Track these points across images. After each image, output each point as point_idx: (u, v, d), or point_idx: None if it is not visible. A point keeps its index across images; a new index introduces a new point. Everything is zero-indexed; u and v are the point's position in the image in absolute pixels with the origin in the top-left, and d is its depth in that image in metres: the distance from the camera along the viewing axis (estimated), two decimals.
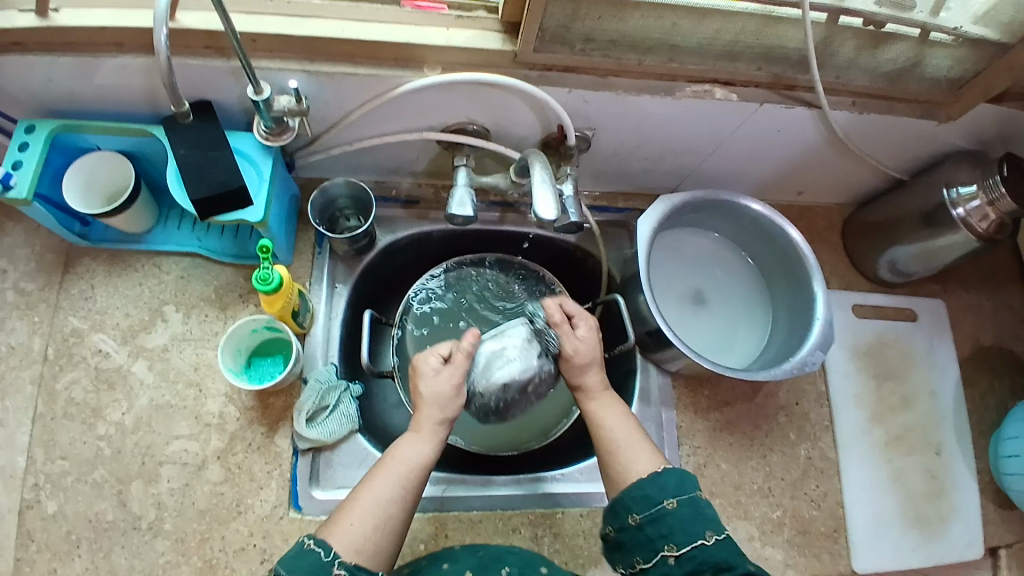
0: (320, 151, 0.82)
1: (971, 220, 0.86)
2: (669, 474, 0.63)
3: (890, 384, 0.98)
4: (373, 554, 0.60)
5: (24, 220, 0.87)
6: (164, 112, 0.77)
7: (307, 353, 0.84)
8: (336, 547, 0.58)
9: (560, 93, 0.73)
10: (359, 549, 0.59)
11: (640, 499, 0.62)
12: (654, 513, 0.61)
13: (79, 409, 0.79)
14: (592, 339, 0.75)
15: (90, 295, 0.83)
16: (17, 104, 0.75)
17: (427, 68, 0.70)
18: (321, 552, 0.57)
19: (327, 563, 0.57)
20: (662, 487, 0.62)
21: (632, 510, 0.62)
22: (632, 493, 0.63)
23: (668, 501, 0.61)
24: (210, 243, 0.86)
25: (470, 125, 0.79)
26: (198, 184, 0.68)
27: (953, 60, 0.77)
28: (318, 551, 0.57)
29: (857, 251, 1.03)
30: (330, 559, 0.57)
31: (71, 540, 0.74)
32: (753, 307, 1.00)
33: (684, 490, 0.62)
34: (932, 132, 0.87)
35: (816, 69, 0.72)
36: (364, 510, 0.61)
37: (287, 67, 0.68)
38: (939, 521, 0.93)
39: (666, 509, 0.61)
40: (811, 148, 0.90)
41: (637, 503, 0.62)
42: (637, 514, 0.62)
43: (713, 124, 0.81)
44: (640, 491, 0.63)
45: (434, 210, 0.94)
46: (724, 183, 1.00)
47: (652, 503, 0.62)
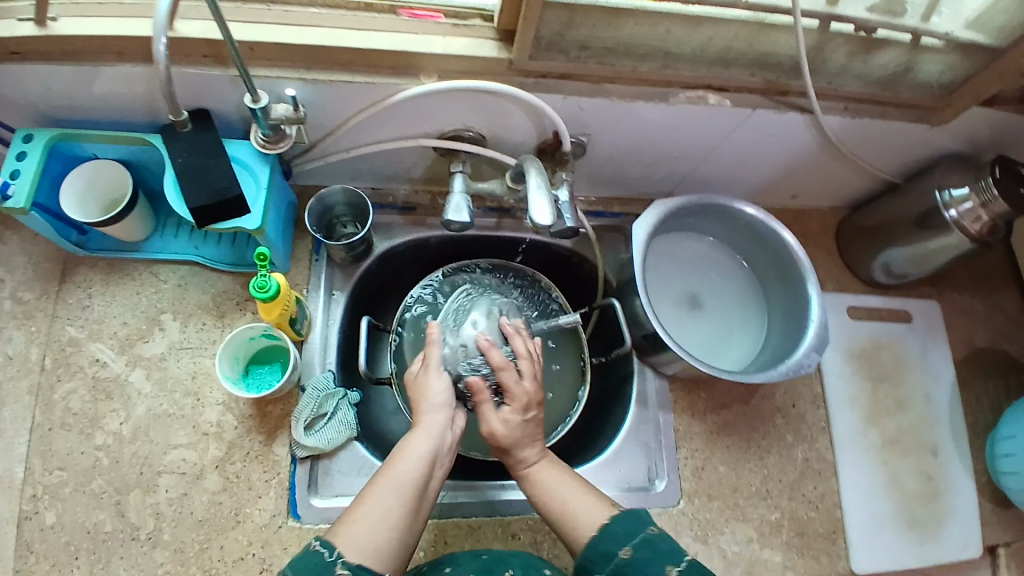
0: (317, 158, 0.83)
1: (964, 222, 0.86)
2: (619, 521, 0.63)
3: (885, 387, 0.99)
4: (380, 555, 0.57)
5: (21, 229, 0.86)
6: (162, 121, 0.77)
7: (304, 359, 0.84)
8: (341, 547, 0.56)
9: (556, 99, 0.73)
10: (364, 548, 0.57)
11: (600, 554, 0.62)
12: (615, 565, 0.61)
13: (76, 420, 0.78)
14: (531, 373, 0.72)
15: (88, 304, 0.83)
16: (14, 112, 0.75)
17: (423, 76, 0.70)
18: (325, 552, 0.55)
19: (330, 563, 0.55)
20: (614, 537, 0.62)
21: (594, 567, 0.62)
22: (588, 551, 0.63)
23: (623, 550, 0.62)
24: (208, 251, 0.86)
25: (466, 131, 0.80)
26: (195, 192, 0.69)
27: (944, 65, 0.78)
28: (322, 552, 0.55)
29: (850, 253, 1.04)
30: (334, 559, 0.55)
31: (69, 551, 0.74)
32: (749, 310, 1.01)
33: (635, 535, 0.62)
34: (923, 136, 0.88)
35: (808, 74, 0.73)
36: (369, 510, 0.59)
37: (285, 75, 0.68)
38: (936, 522, 0.93)
39: (624, 559, 0.61)
40: (805, 153, 0.91)
41: (596, 560, 0.62)
42: (599, 572, 0.62)
43: (708, 130, 0.82)
44: (597, 546, 0.62)
45: (431, 216, 0.94)
46: (719, 187, 1.01)
47: (610, 557, 0.62)
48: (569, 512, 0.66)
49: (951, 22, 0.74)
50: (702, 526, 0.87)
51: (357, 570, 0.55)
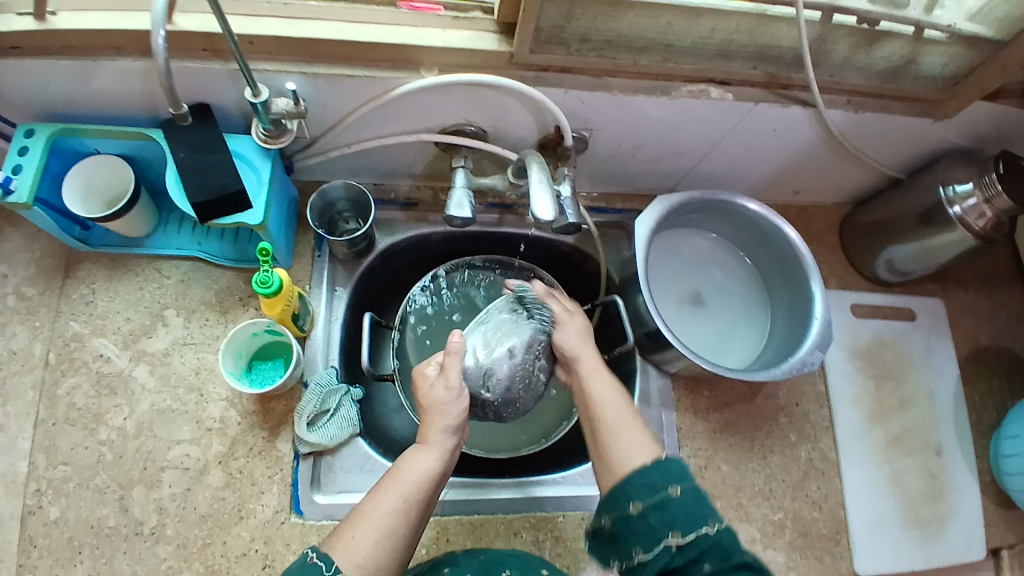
0: (318, 153, 0.83)
1: (967, 218, 0.86)
2: (671, 462, 0.59)
3: (888, 385, 0.98)
4: (375, 570, 0.57)
5: (25, 225, 0.87)
6: (162, 115, 0.77)
7: (307, 355, 0.84)
8: (339, 562, 0.56)
9: (557, 94, 0.73)
10: (361, 564, 0.56)
11: (644, 485, 0.58)
12: (656, 499, 0.56)
13: (81, 415, 0.79)
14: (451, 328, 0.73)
15: (91, 300, 0.84)
16: (17, 108, 0.76)
17: (423, 70, 0.70)
18: (324, 566, 0.55)
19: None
20: (665, 473, 0.58)
21: (633, 497, 0.57)
22: (633, 478, 0.59)
23: (672, 488, 0.57)
24: (210, 247, 0.86)
25: (468, 125, 0.80)
26: (197, 187, 0.69)
27: (948, 57, 0.77)
28: (321, 565, 0.55)
29: (854, 249, 1.04)
30: (333, 574, 0.55)
31: (73, 546, 0.74)
32: (751, 307, 1.00)
33: (686, 479, 0.58)
34: (927, 130, 0.87)
35: (810, 67, 0.72)
36: (370, 526, 0.59)
37: (285, 69, 0.69)
38: (940, 522, 0.92)
39: (670, 495, 0.56)
40: (808, 148, 0.90)
41: (640, 490, 0.57)
42: (638, 502, 0.57)
43: (709, 125, 0.82)
44: (643, 478, 0.58)
45: (434, 213, 0.94)
46: (722, 184, 1.01)
47: (655, 491, 0.57)
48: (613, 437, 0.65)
49: (953, 13, 0.73)
50: None
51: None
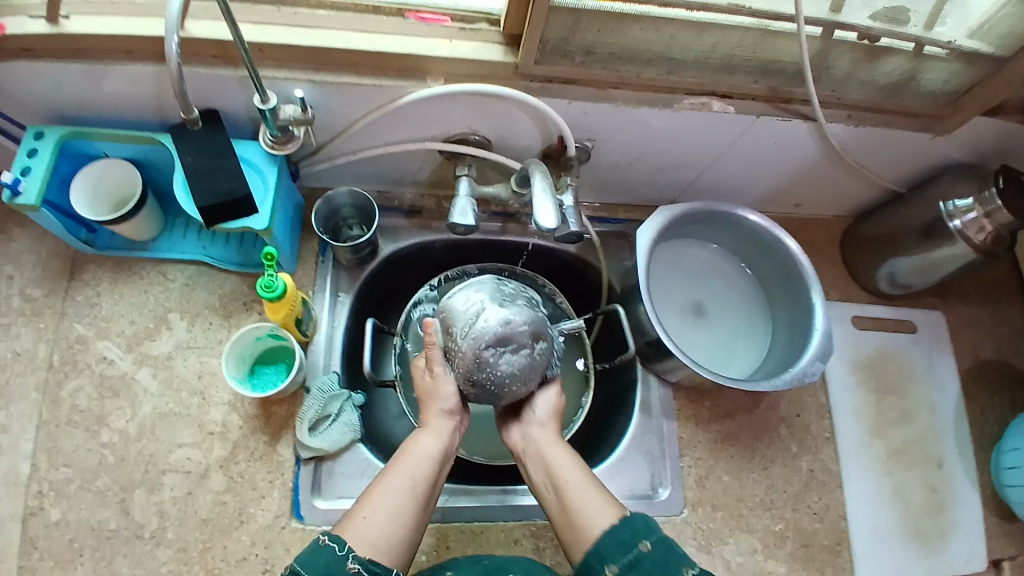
0: (324, 160, 0.84)
1: (968, 232, 0.86)
2: (635, 517, 0.63)
3: (890, 397, 0.98)
4: (387, 549, 0.59)
5: (31, 227, 0.88)
6: (172, 120, 0.78)
7: (309, 360, 0.84)
8: (351, 542, 0.59)
9: (561, 104, 0.75)
10: (374, 542, 0.59)
11: (614, 546, 0.61)
12: (630, 558, 0.60)
13: (83, 417, 0.79)
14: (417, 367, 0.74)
15: (96, 303, 0.84)
16: (28, 111, 0.77)
17: (430, 80, 0.71)
18: (336, 547, 0.57)
19: (342, 557, 0.57)
20: (633, 531, 0.62)
21: (608, 558, 0.61)
22: (605, 539, 0.62)
23: (644, 544, 0.61)
24: (216, 251, 0.87)
25: (472, 135, 0.81)
26: (203, 190, 0.70)
27: (949, 73, 0.78)
28: (333, 546, 0.57)
29: (855, 262, 1.04)
30: (345, 553, 0.57)
31: (73, 548, 0.74)
32: (753, 317, 1.00)
33: (654, 532, 0.62)
34: (927, 145, 0.88)
35: (813, 82, 0.73)
36: (378, 507, 0.61)
37: (293, 77, 0.69)
38: (943, 536, 0.92)
39: (642, 552, 0.61)
40: (809, 161, 0.91)
41: (613, 551, 0.61)
42: (614, 564, 0.61)
43: (711, 137, 0.83)
44: (613, 539, 0.62)
45: (436, 220, 0.95)
46: (724, 195, 1.01)
47: (628, 549, 0.61)
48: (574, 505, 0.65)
49: (955, 29, 0.74)
50: (706, 536, 0.87)
51: (367, 563, 0.57)
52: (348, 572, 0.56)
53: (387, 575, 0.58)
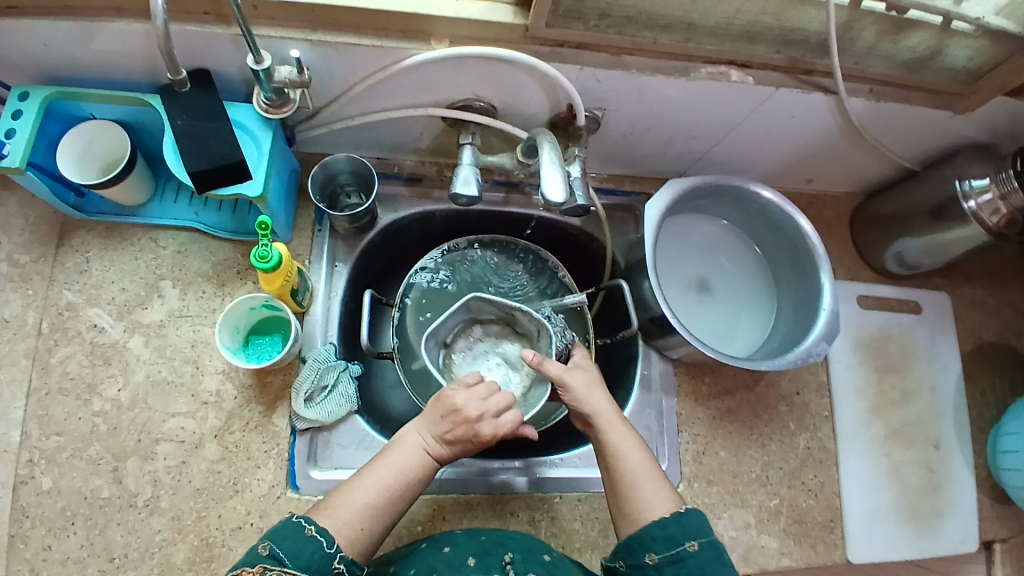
0: (321, 125, 0.80)
1: (981, 215, 0.84)
2: (691, 515, 0.64)
3: (892, 377, 0.97)
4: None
5: (17, 189, 0.84)
6: (163, 81, 0.74)
7: (305, 331, 0.82)
8: (335, 537, 0.60)
9: (572, 71, 0.70)
10: (353, 539, 0.61)
11: (662, 539, 0.63)
12: (673, 553, 0.62)
13: (74, 384, 0.78)
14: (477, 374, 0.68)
15: (85, 269, 0.82)
16: (10, 68, 0.73)
17: (434, 42, 0.67)
18: (324, 542, 0.59)
19: (328, 555, 0.58)
20: (683, 528, 0.63)
21: (652, 548, 0.62)
22: (652, 530, 0.63)
23: (690, 544, 0.62)
24: (209, 218, 0.84)
25: (477, 102, 0.77)
26: (194, 156, 0.67)
27: (971, 51, 0.75)
28: (321, 541, 0.59)
29: (864, 241, 1.02)
30: (333, 552, 0.59)
31: (66, 516, 0.73)
32: (758, 295, 0.99)
33: (705, 534, 0.63)
34: (947, 124, 0.85)
35: (836, 53, 0.70)
36: (360, 503, 0.63)
37: (290, 36, 0.65)
38: (935, 515, 0.93)
39: (688, 552, 0.62)
40: (825, 136, 0.88)
41: (658, 542, 0.63)
42: (656, 552, 0.62)
43: (726, 108, 0.79)
44: (662, 531, 0.63)
45: (437, 189, 0.92)
46: (734, 169, 0.98)
47: (674, 544, 0.63)
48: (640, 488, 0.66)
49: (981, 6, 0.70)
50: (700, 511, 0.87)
51: (351, 565, 0.59)
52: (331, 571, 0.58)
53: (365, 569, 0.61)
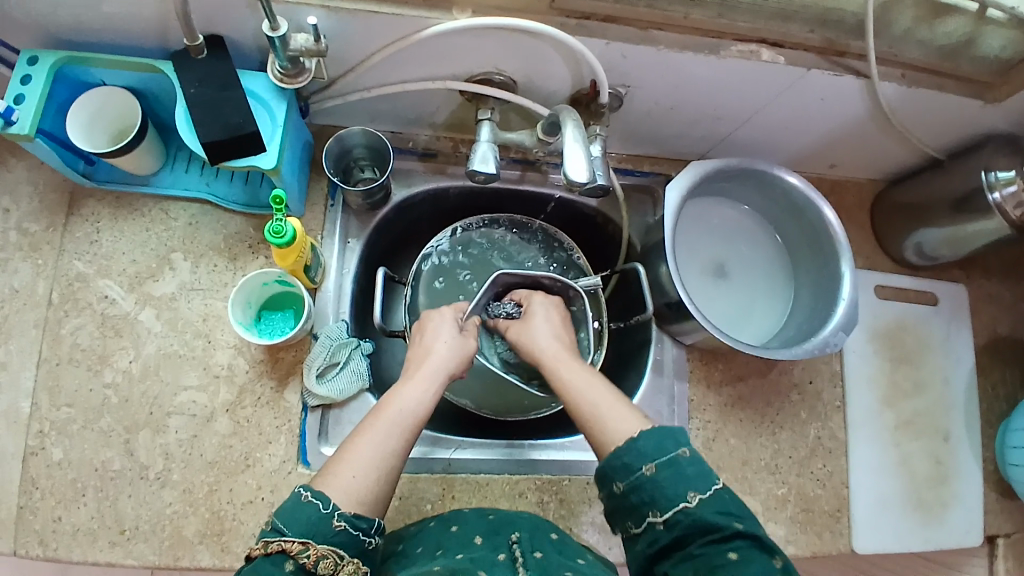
0: (336, 96, 0.78)
1: (1005, 207, 0.81)
2: (646, 437, 0.59)
3: (905, 368, 0.96)
4: (374, 503, 0.57)
5: (25, 156, 0.83)
6: (174, 47, 0.72)
7: (318, 307, 0.82)
8: (335, 498, 0.55)
9: (598, 45, 0.68)
10: (362, 499, 0.56)
11: (621, 467, 0.59)
12: (634, 481, 0.58)
13: (85, 356, 0.77)
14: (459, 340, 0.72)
15: (96, 239, 0.81)
16: (20, 32, 0.71)
17: (456, 11, 0.65)
18: (320, 504, 0.54)
19: (326, 515, 0.54)
20: (640, 454, 0.58)
21: (616, 477, 0.59)
22: (612, 460, 0.59)
23: (648, 467, 0.57)
24: (219, 189, 0.82)
25: (498, 75, 0.75)
26: (208, 126, 0.65)
27: (1008, 39, 0.72)
28: (317, 503, 0.54)
29: (884, 229, 1.00)
30: (330, 510, 0.54)
31: (76, 487, 0.73)
32: (775, 282, 0.97)
33: (664, 453, 0.58)
34: (975, 114, 0.82)
35: (872, 35, 0.67)
36: (361, 465, 0.58)
37: (306, 2, 0.63)
38: (941, 505, 0.93)
39: (646, 476, 0.57)
40: (851, 122, 0.85)
41: (618, 470, 0.59)
42: (621, 482, 0.59)
43: (755, 89, 0.77)
44: (619, 459, 0.59)
45: (452, 166, 0.90)
46: (757, 152, 0.96)
47: (631, 471, 0.58)
48: (628, 418, 0.62)
49: None
50: None
51: (353, 519, 0.55)
52: (334, 531, 0.54)
53: (371, 526, 0.56)
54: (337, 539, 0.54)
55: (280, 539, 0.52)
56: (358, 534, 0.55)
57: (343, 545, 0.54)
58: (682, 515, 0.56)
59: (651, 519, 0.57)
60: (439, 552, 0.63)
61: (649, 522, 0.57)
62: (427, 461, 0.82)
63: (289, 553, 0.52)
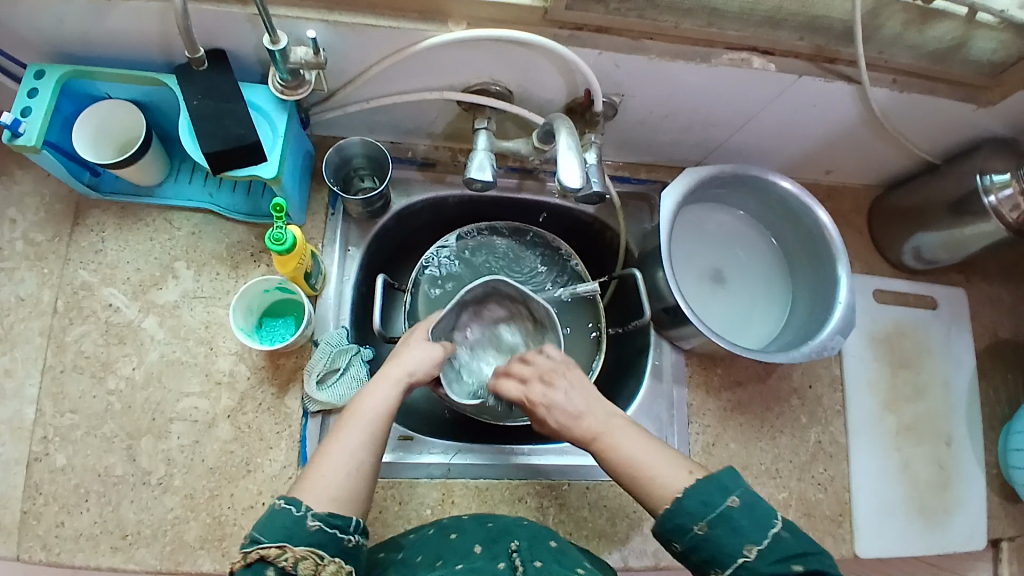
0: (336, 108, 0.80)
1: (1002, 210, 0.82)
2: (693, 494, 0.58)
3: (905, 373, 0.96)
4: (349, 502, 0.57)
5: (32, 167, 0.85)
6: (178, 60, 0.74)
7: (318, 314, 0.83)
8: (308, 501, 0.56)
9: (591, 55, 0.70)
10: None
11: (674, 529, 0.58)
12: (690, 541, 0.57)
13: (89, 362, 0.78)
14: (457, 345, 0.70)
15: (101, 248, 0.82)
16: (28, 47, 0.73)
17: (451, 23, 0.67)
18: (292, 508, 0.54)
19: (300, 518, 0.54)
20: (689, 513, 0.57)
21: (672, 539, 0.58)
22: (665, 522, 0.58)
23: (701, 526, 0.57)
24: (223, 200, 0.84)
25: (494, 85, 0.76)
26: (209, 137, 0.67)
27: (998, 43, 0.73)
28: (289, 508, 0.54)
29: (881, 234, 1.00)
30: (302, 513, 0.54)
31: (80, 493, 0.74)
32: (773, 287, 0.98)
33: (712, 508, 0.57)
34: (969, 117, 0.83)
35: (860, 42, 0.68)
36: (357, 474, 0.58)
37: (306, 16, 0.65)
38: (945, 511, 0.92)
39: (699, 534, 0.57)
40: (845, 127, 0.86)
41: (672, 532, 0.58)
42: (677, 543, 0.58)
43: (746, 96, 0.78)
44: (670, 520, 0.58)
45: (451, 175, 0.91)
46: (753, 159, 0.97)
47: (684, 531, 0.57)
48: None
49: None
50: None
51: (328, 518, 0.55)
52: (309, 532, 0.54)
53: (347, 523, 0.55)
54: (314, 539, 0.54)
55: (258, 548, 0.53)
56: (333, 531, 0.55)
57: (319, 545, 0.54)
58: (744, 570, 0.55)
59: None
60: (438, 562, 0.62)
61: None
62: (427, 467, 0.83)
63: (268, 559, 0.52)
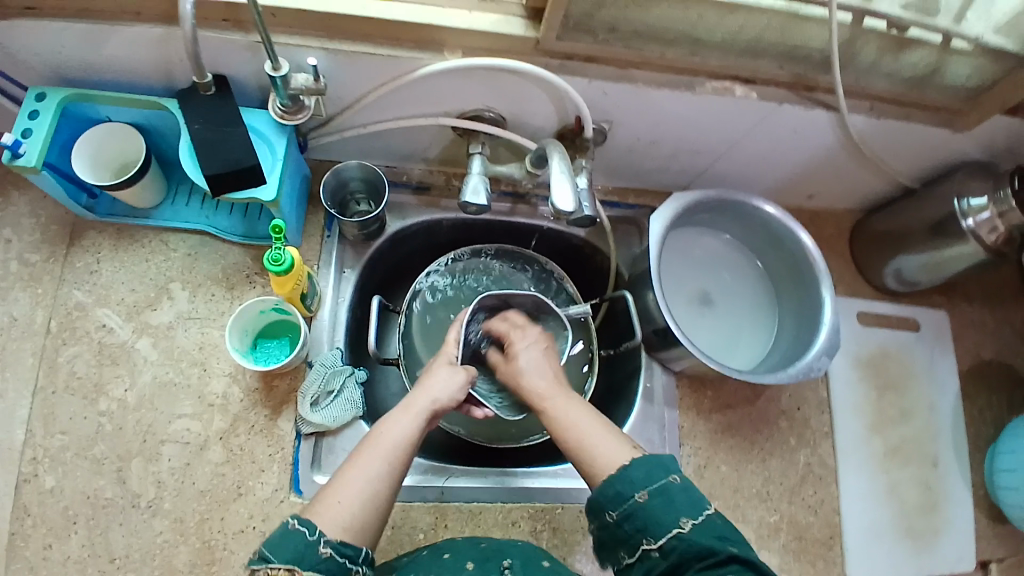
0: (333, 132, 0.82)
1: (980, 232, 0.85)
2: (636, 466, 0.59)
3: (890, 395, 0.98)
4: (362, 530, 0.57)
5: (29, 189, 0.86)
6: (179, 86, 0.76)
7: (312, 335, 0.83)
8: (324, 525, 0.55)
9: (581, 83, 0.73)
10: (347, 534, 0.56)
11: (612, 496, 0.59)
12: (625, 509, 0.58)
13: (81, 384, 0.78)
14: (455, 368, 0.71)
15: (96, 270, 0.82)
16: (30, 70, 0.74)
17: (446, 52, 0.69)
18: (307, 531, 0.54)
19: (313, 542, 0.54)
20: (631, 482, 0.58)
21: (607, 507, 0.59)
22: (602, 490, 0.60)
23: (639, 495, 0.58)
24: (219, 222, 0.85)
25: (487, 112, 0.79)
26: (209, 159, 0.68)
27: (972, 68, 0.77)
28: (303, 531, 0.54)
29: (863, 256, 1.03)
30: (316, 538, 0.54)
31: (67, 516, 0.73)
32: (760, 309, 1.00)
33: (654, 480, 0.58)
34: (944, 143, 0.87)
35: (837, 71, 0.71)
36: (352, 491, 0.58)
37: (307, 44, 0.67)
38: (933, 533, 0.93)
39: (637, 503, 0.58)
40: (825, 153, 0.89)
41: (609, 500, 0.59)
42: (612, 513, 0.59)
43: (729, 123, 0.81)
44: (610, 489, 0.59)
45: (445, 198, 0.93)
46: (738, 184, 1.00)
47: (622, 500, 0.58)
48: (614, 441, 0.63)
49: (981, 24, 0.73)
50: None
51: (339, 547, 0.55)
52: (321, 558, 0.54)
53: (357, 554, 0.56)
54: (323, 565, 0.54)
55: (266, 567, 0.53)
56: (344, 561, 0.55)
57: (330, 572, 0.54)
58: (676, 541, 0.56)
59: (644, 546, 0.57)
60: None
61: (643, 550, 0.57)
62: (421, 489, 0.82)
63: None
